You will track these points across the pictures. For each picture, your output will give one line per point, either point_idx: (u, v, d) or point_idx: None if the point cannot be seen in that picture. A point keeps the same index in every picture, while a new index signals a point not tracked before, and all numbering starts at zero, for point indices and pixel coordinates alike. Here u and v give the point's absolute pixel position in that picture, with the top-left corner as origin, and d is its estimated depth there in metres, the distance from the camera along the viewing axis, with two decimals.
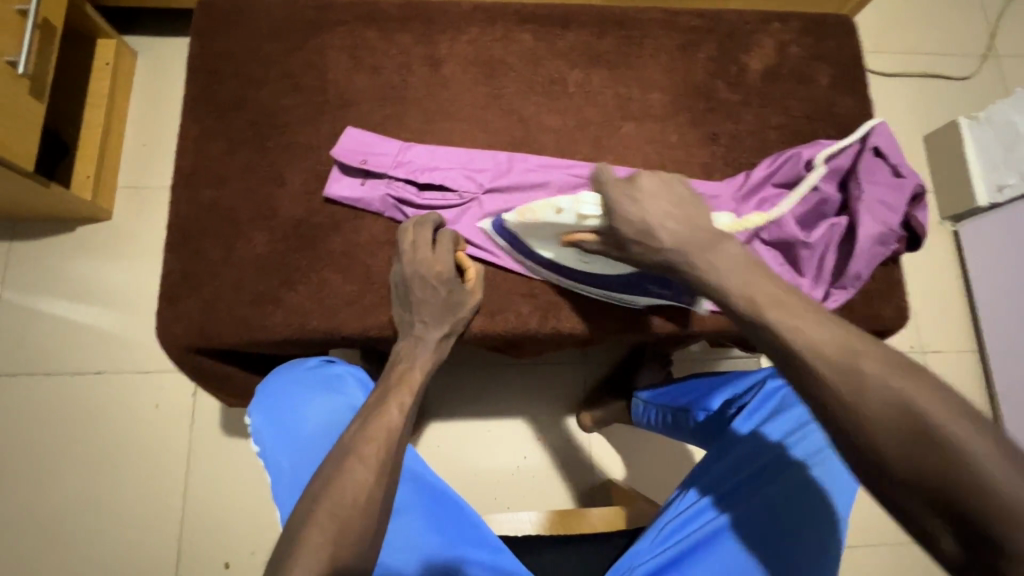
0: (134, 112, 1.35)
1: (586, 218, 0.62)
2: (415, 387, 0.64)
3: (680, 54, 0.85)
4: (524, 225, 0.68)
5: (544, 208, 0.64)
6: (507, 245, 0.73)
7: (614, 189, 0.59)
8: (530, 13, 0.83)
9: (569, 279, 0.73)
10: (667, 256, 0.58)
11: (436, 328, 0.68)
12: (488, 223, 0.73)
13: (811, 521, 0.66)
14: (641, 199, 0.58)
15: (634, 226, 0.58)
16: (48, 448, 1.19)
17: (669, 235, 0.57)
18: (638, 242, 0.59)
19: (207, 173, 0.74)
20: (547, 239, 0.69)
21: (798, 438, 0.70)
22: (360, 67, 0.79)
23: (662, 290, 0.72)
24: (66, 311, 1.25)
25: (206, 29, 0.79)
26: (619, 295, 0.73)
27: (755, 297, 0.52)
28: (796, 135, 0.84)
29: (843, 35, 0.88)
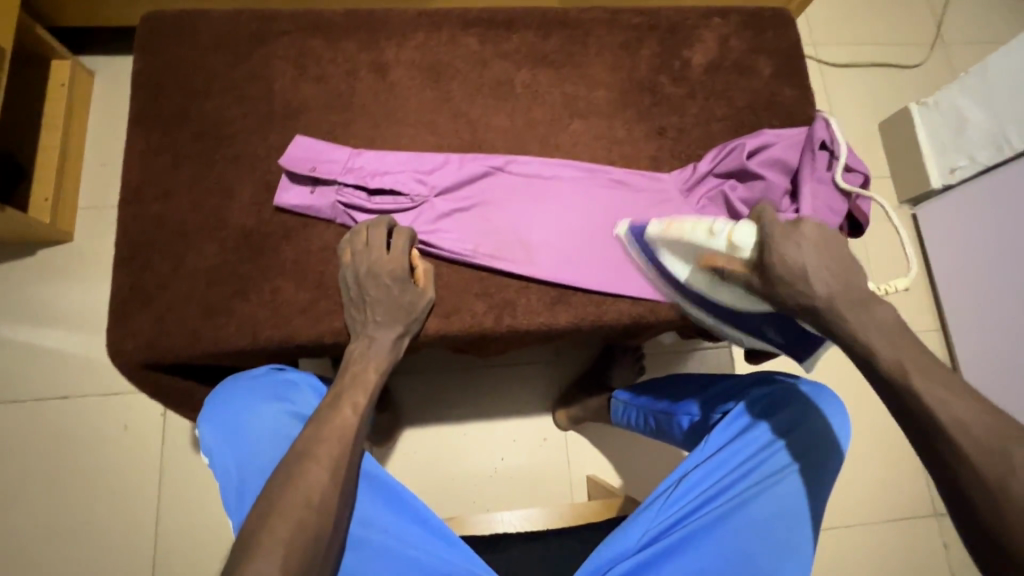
0: (94, 133, 1.34)
1: (739, 248, 0.59)
2: (368, 386, 0.64)
3: (624, 52, 0.87)
4: (665, 236, 0.70)
5: (696, 228, 0.65)
6: (637, 251, 0.76)
7: (780, 228, 0.55)
8: (475, 17, 0.85)
9: (687, 296, 0.74)
10: (817, 304, 0.52)
11: (389, 329, 0.68)
12: (624, 228, 0.77)
13: (792, 524, 0.67)
14: (805, 243, 0.53)
15: (793, 269, 0.53)
16: (14, 476, 1.16)
17: (825, 286, 0.52)
18: (790, 287, 0.53)
19: (154, 187, 0.74)
20: (686, 259, 0.69)
21: (781, 443, 0.71)
22: (306, 76, 0.80)
23: (777, 337, 0.71)
24: (28, 336, 1.23)
25: (148, 44, 0.79)
26: (730, 328, 0.75)
27: (907, 362, 0.48)
28: (741, 126, 0.86)
29: (780, 27, 0.91)
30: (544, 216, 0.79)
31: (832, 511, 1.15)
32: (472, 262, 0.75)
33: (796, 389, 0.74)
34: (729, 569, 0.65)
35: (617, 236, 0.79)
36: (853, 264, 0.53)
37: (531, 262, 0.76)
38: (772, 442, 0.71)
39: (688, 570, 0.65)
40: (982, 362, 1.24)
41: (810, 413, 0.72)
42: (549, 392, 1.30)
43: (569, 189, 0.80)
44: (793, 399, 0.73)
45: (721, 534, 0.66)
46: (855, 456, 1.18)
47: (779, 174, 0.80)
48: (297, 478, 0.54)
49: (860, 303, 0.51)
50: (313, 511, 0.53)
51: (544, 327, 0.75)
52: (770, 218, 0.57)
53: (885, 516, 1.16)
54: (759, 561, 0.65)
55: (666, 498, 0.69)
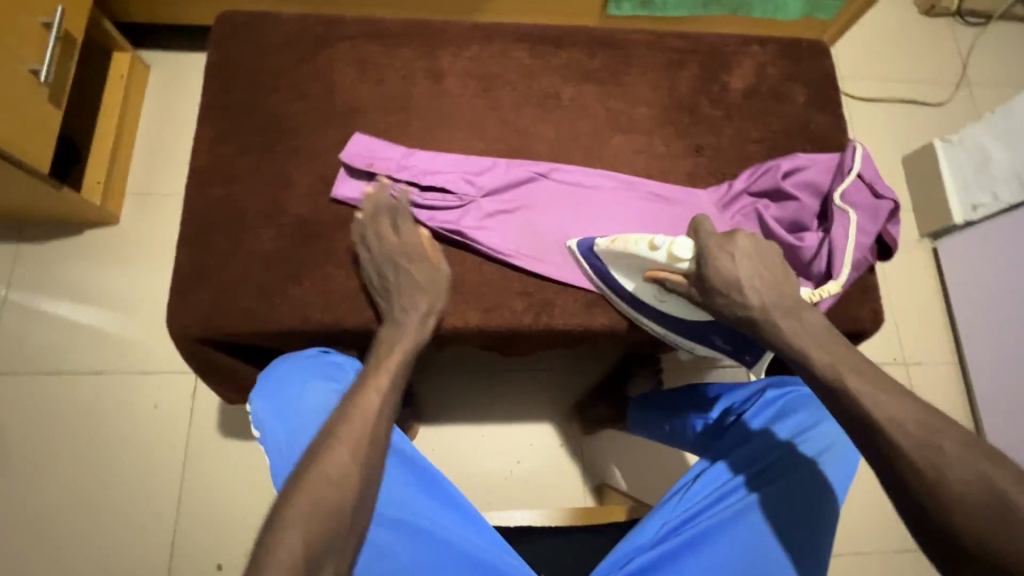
0: (146, 122, 1.40)
1: (678, 259, 0.68)
2: (394, 363, 0.67)
3: (666, 72, 0.91)
4: (612, 252, 0.74)
5: (639, 242, 0.71)
6: (590, 269, 0.78)
7: (715, 240, 0.66)
8: (526, 33, 0.90)
9: (636, 309, 0.77)
10: (750, 314, 0.64)
11: (414, 311, 0.71)
12: (574, 244, 0.79)
13: (806, 518, 0.69)
14: (736, 256, 0.65)
15: (726, 280, 0.64)
16: (46, 446, 1.20)
17: (757, 296, 0.64)
18: (725, 296, 0.65)
19: (219, 173, 0.78)
20: (631, 275, 0.74)
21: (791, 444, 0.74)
22: (366, 78, 0.85)
23: (725, 343, 0.78)
24: (68, 312, 1.28)
25: (221, 40, 0.84)
26: (684, 340, 0.78)
27: (835, 362, 0.58)
28: (775, 149, 0.90)
29: (816, 59, 0.95)
30: (584, 222, 0.83)
31: (843, 535, 1.16)
32: (514, 261, 0.78)
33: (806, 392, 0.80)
34: (748, 567, 0.67)
35: (567, 249, 0.80)
36: (781, 273, 0.66)
37: (569, 266, 0.80)
38: (784, 444, 0.74)
39: (708, 563, 0.67)
40: (999, 397, 1.25)
41: (819, 420, 0.77)
42: (566, 399, 1.33)
43: (607, 198, 0.84)
44: (803, 405, 0.79)
45: (736, 527, 0.69)
46: (870, 483, 1.19)
47: (811, 197, 0.83)
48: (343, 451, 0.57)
49: (789, 310, 0.63)
50: None
51: (580, 329, 0.79)
52: (706, 232, 0.67)
53: (896, 545, 1.16)
54: (777, 559, 0.67)
55: (685, 493, 0.72)
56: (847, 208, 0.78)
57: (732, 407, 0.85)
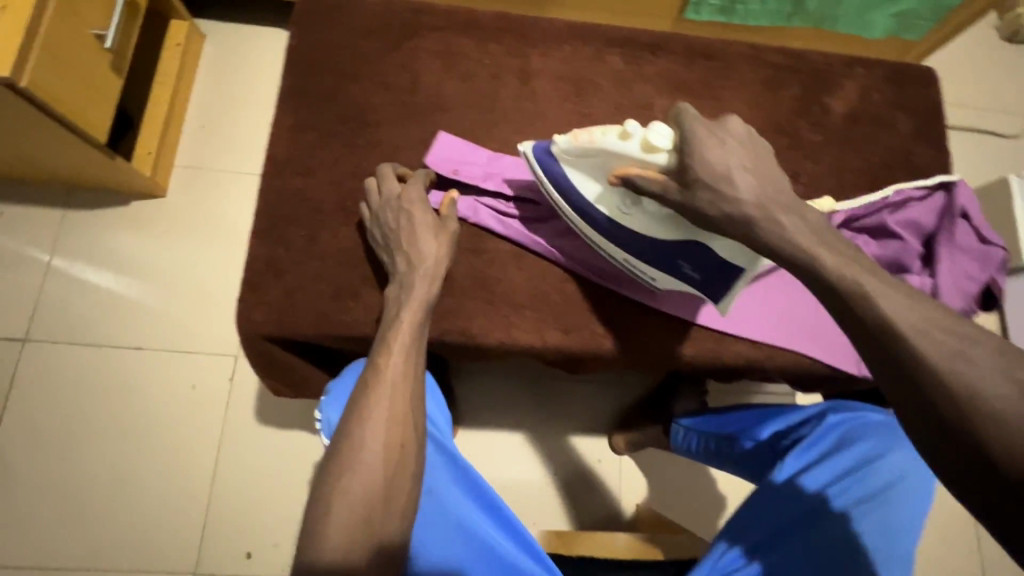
0: (198, 93, 1.36)
1: (654, 152, 0.57)
2: (405, 337, 0.63)
3: (765, 90, 0.86)
4: (575, 150, 0.62)
5: (607, 134, 0.60)
6: (545, 176, 0.68)
7: (699, 125, 0.53)
8: (621, 37, 0.85)
9: (596, 231, 0.69)
10: (741, 212, 0.52)
11: (419, 276, 0.66)
12: (529, 146, 0.68)
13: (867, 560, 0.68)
14: (728, 144, 0.53)
15: (713, 171, 0.52)
16: (82, 419, 1.18)
17: (750, 192, 0.52)
18: (711, 190, 0.52)
19: (298, 164, 0.74)
20: (597, 176, 0.64)
21: (851, 481, 0.73)
22: (452, 73, 0.80)
23: (693, 271, 0.68)
24: (111, 284, 1.25)
25: (305, 23, 0.80)
26: (641, 265, 0.70)
27: (854, 277, 0.47)
28: (873, 180, 0.85)
29: (923, 86, 0.89)
30: None
31: None
32: (597, 281, 0.74)
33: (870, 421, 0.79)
34: None
35: (522, 152, 0.69)
36: (776, 168, 0.54)
37: (653, 290, 0.75)
38: (851, 473, 0.74)
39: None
40: None
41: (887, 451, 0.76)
42: (608, 414, 1.29)
43: None
44: (865, 434, 0.78)
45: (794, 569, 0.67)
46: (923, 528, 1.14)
47: (913, 237, 0.78)
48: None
49: (787, 206, 0.52)
50: None
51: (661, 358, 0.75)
52: (688, 118, 0.53)
53: None
54: None
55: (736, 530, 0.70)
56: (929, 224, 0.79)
57: (787, 430, 0.83)
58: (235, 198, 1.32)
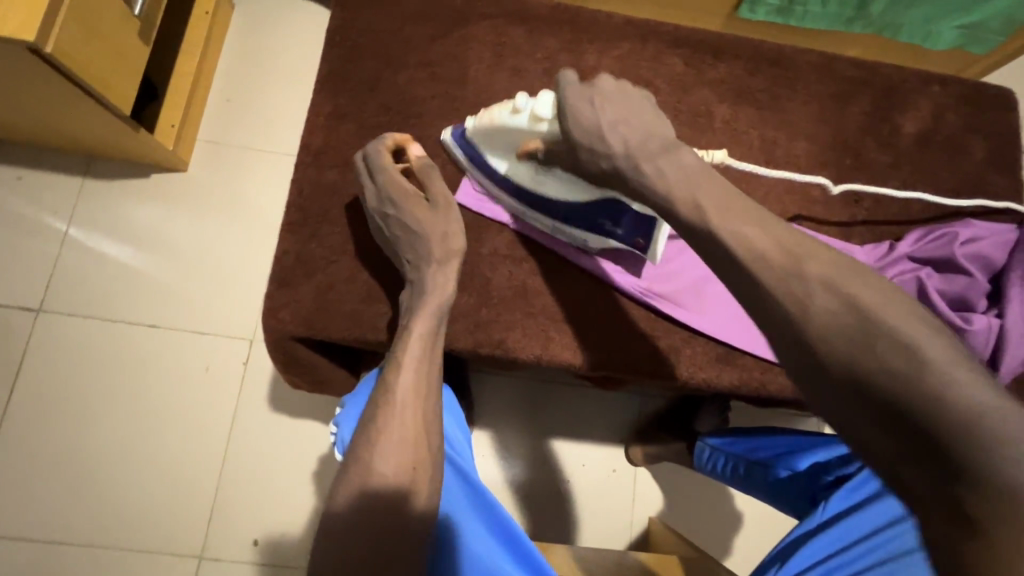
0: (225, 65, 1.31)
1: (540, 120, 0.59)
2: (412, 352, 0.58)
3: (833, 104, 0.80)
4: (481, 130, 0.65)
5: (503, 109, 0.62)
6: (465, 157, 0.70)
7: (572, 89, 0.54)
8: (684, 36, 0.79)
9: (521, 201, 0.69)
10: (615, 164, 0.51)
11: (431, 273, 0.62)
12: (448, 134, 0.70)
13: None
14: (598, 101, 0.53)
15: (584, 130, 0.53)
16: (91, 393, 1.16)
17: (620, 140, 0.51)
18: (586, 148, 0.53)
19: (335, 154, 0.70)
20: (506, 151, 0.65)
21: (883, 537, 0.66)
22: (502, 66, 0.75)
23: (615, 227, 0.67)
24: (127, 258, 1.22)
25: (349, 2, 0.75)
26: (569, 230, 0.68)
27: (705, 204, 0.45)
28: (942, 209, 0.80)
29: (1001, 109, 0.83)
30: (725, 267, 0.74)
31: None
32: (641, 301, 0.70)
33: None
34: None
35: (442, 142, 0.72)
36: (651, 113, 0.53)
37: (700, 312, 0.71)
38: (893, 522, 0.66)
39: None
40: None
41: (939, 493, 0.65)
42: (625, 423, 1.24)
43: None
44: None
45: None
46: None
47: (982, 273, 0.73)
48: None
49: (657, 153, 0.50)
50: None
51: (705, 385, 0.71)
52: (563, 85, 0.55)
53: None
54: None
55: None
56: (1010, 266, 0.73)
57: (829, 466, 0.81)
58: (259, 177, 1.27)
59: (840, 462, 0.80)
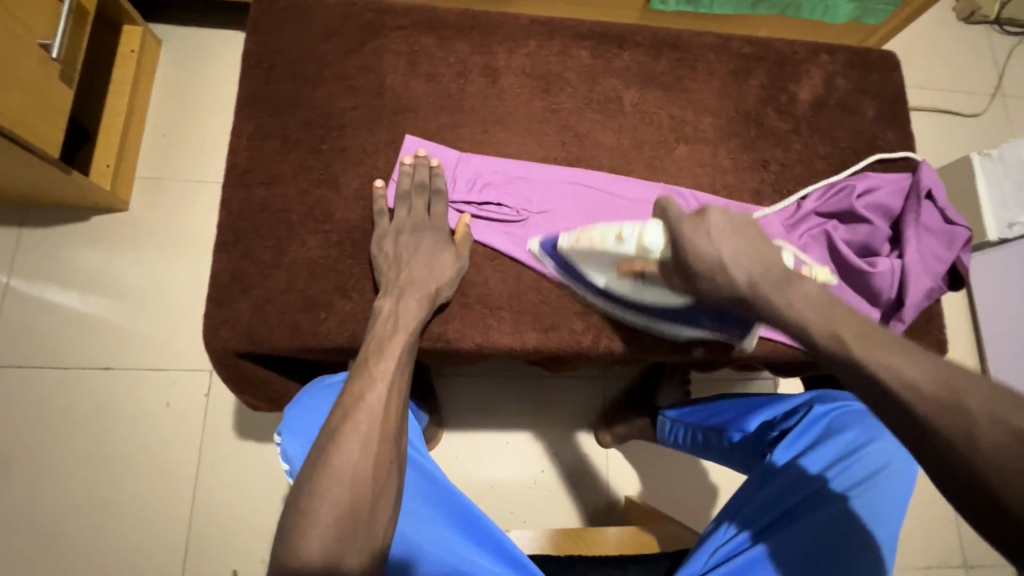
0: (157, 102, 1.31)
1: (651, 247, 0.64)
2: (399, 351, 0.64)
3: (732, 80, 0.86)
4: (579, 250, 0.70)
5: (605, 237, 0.67)
6: (555, 267, 0.73)
7: (686, 223, 0.60)
8: (588, 30, 0.84)
9: (619, 304, 0.73)
10: (739, 292, 0.56)
11: (415, 292, 0.67)
12: (537, 245, 0.74)
13: (863, 549, 0.70)
14: (712, 234, 0.58)
15: (706, 261, 0.57)
16: (50, 444, 1.14)
17: (744, 274, 0.56)
18: (708, 277, 0.58)
19: (260, 172, 0.72)
20: (602, 268, 0.70)
21: (839, 469, 0.75)
22: (416, 73, 0.78)
23: (712, 322, 0.74)
24: (74, 303, 1.20)
25: (261, 26, 0.77)
26: (664, 326, 0.74)
27: (843, 334, 0.50)
28: (843, 166, 0.86)
29: (885, 70, 0.91)
30: None
31: None
32: (575, 281, 0.74)
33: (855, 408, 0.83)
34: None
35: (531, 252, 0.74)
36: (764, 242, 0.58)
37: None
38: (833, 464, 0.75)
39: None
40: None
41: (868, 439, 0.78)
42: (591, 406, 1.25)
43: None
44: (850, 424, 0.80)
45: (784, 554, 0.69)
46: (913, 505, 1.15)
47: (882, 220, 0.79)
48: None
49: (780, 281, 0.55)
50: None
51: (641, 351, 0.75)
52: (671, 216, 0.61)
53: (943, 562, 1.13)
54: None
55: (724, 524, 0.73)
56: (908, 209, 0.79)
57: (773, 422, 0.84)
58: (203, 208, 1.28)
59: (782, 418, 0.84)
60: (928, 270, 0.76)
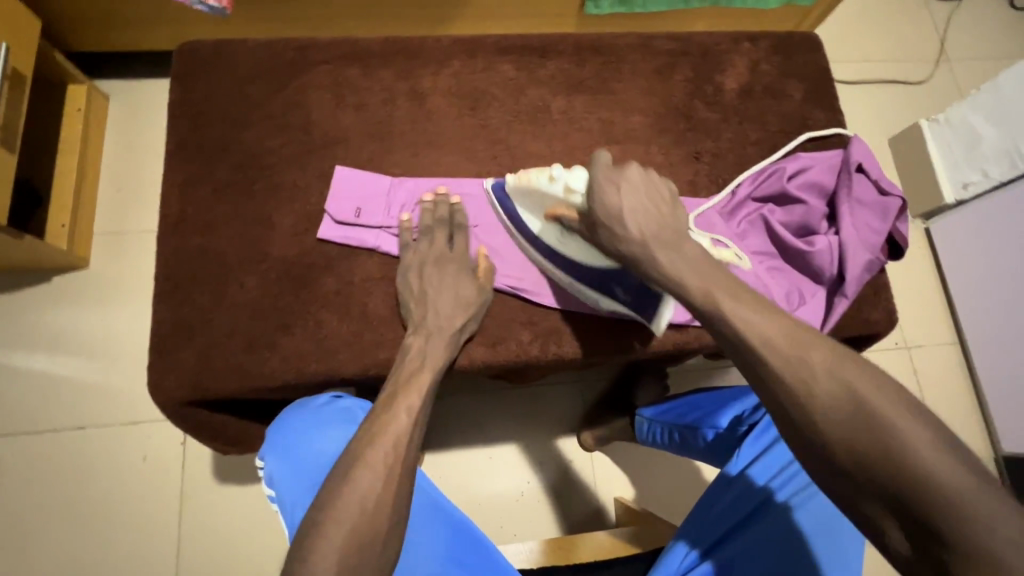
0: (110, 155, 1.29)
1: (573, 192, 0.66)
2: (424, 386, 0.64)
3: (658, 77, 0.87)
4: (519, 188, 0.72)
5: (541, 175, 0.69)
6: (505, 214, 0.76)
7: (603, 171, 0.61)
8: (509, 44, 0.85)
9: (546, 257, 0.73)
10: (631, 247, 0.60)
11: (449, 324, 0.69)
12: (491, 184, 0.77)
13: (804, 564, 0.66)
14: (624, 187, 0.61)
15: (606, 209, 0.61)
16: (26, 513, 1.11)
17: (637, 228, 0.60)
18: (607, 228, 0.61)
19: (195, 220, 0.73)
20: (537, 212, 0.72)
21: (782, 480, 0.69)
22: (343, 105, 0.79)
23: (625, 294, 0.72)
24: (41, 365, 1.18)
25: (185, 75, 0.78)
26: (583, 289, 0.72)
27: (713, 289, 0.54)
28: (775, 150, 0.87)
29: (808, 52, 0.92)
30: None
31: None
32: (518, 293, 0.74)
33: None
34: None
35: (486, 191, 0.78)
36: (666, 209, 0.61)
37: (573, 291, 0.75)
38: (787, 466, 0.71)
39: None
40: (1002, 375, 1.24)
41: None
42: (571, 411, 1.21)
43: None
44: None
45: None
46: None
47: (817, 198, 0.80)
48: (339, 524, 0.52)
49: (668, 242, 0.59)
50: (375, 553, 0.52)
51: (590, 356, 0.75)
52: (600, 165, 0.62)
53: None
54: None
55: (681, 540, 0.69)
56: (842, 185, 0.80)
57: (743, 417, 0.80)
58: None
59: (749, 412, 0.80)
60: (865, 243, 0.77)
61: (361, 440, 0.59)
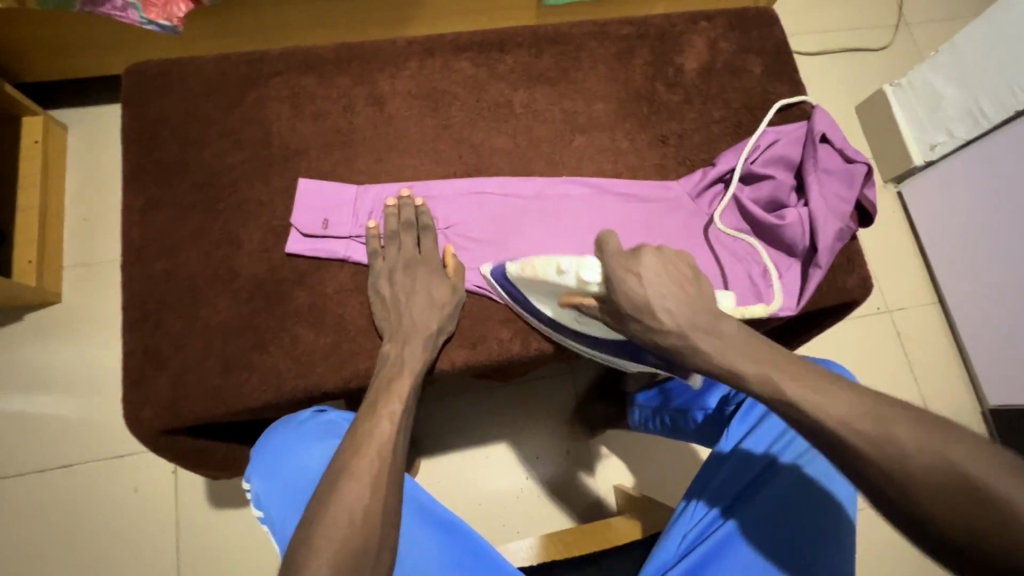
0: (72, 185, 1.26)
1: (588, 283, 0.58)
2: (405, 391, 0.64)
3: (617, 62, 0.87)
4: (524, 278, 0.67)
5: (546, 266, 0.63)
6: (506, 295, 0.72)
7: (616, 259, 0.54)
8: (466, 41, 0.84)
9: (569, 334, 0.71)
10: (670, 340, 0.53)
11: (423, 329, 0.68)
12: (488, 269, 0.73)
13: (829, 514, 0.65)
14: (642, 276, 0.53)
15: (635, 303, 0.53)
16: (20, 557, 1.09)
17: (670, 319, 0.52)
18: (638, 322, 0.54)
19: (159, 245, 0.72)
20: (547, 297, 0.67)
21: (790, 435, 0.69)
22: (302, 116, 0.78)
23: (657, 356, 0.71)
24: (22, 406, 1.15)
25: (137, 98, 0.77)
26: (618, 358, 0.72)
27: (769, 374, 0.49)
28: (740, 127, 0.87)
29: (765, 26, 0.92)
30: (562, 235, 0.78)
31: None
32: (492, 293, 0.74)
33: None
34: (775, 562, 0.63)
35: (483, 276, 0.74)
36: (694, 288, 0.54)
37: None
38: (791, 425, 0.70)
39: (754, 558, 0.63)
40: (982, 330, 1.26)
41: None
42: (564, 405, 1.20)
43: (576, 202, 0.80)
44: None
45: (756, 526, 0.65)
46: None
47: (784, 171, 0.81)
48: (324, 543, 0.51)
49: (706, 326, 0.52)
50: (362, 568, 0.51)
51: (573, 347, 0.74)
52: (608, 251, 0.55)
53: None
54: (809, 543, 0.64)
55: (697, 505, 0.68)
56: (810, 153, 0.79)
57: (729, 396, 0.80)
58: None
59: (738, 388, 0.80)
60: (836, 210, 0.76)
61: (343, 454, 0.58)
